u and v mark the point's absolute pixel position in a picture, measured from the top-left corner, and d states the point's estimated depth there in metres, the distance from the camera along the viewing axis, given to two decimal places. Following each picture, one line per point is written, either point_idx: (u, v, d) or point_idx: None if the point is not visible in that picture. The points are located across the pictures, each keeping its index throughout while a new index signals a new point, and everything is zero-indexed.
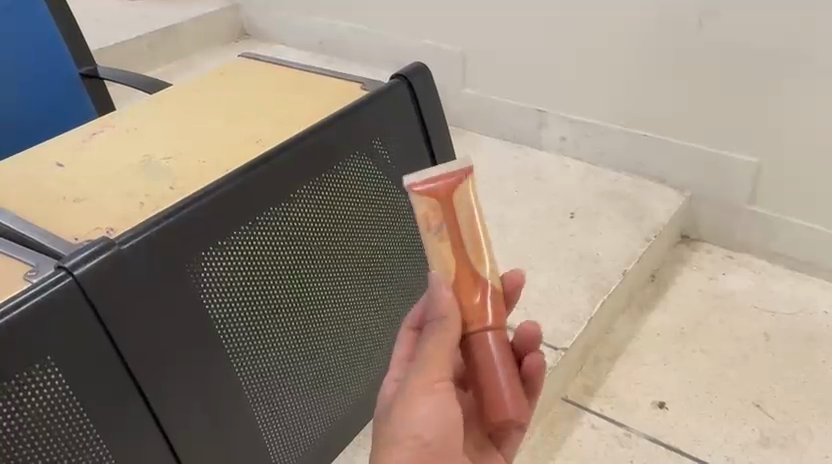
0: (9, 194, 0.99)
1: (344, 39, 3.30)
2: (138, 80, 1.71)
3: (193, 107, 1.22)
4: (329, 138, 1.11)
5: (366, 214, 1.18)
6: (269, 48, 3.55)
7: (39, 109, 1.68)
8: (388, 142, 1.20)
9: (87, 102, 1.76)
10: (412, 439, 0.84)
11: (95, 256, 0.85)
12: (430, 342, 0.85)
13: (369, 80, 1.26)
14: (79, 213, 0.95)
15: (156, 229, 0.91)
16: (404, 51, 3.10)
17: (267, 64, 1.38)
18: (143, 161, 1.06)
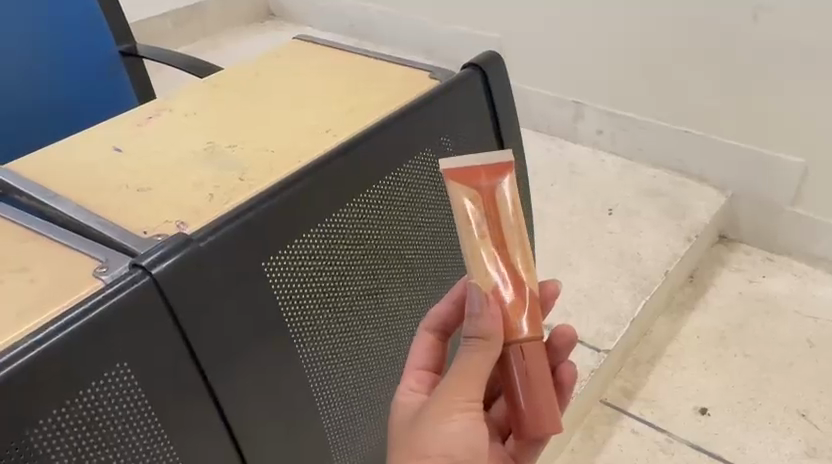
0: (69, 182, 0.93)
1: (373, 23, 3.21)
2: (181, 59, 1.63)
3: (252, 91, 1.15)
4: (406, 131, 1.05)
5: (434, 207, 1.10)
6: (295, 29, 3.46)
7: (77, 99, 1.62)
8: (462, 138, 1.13)
9: (127, 87, 1.70)
10: (441, 458, 0.76)
11: (171, 255, 0.78)
12: (465, 357, 0.74)
13: (437, 69, 1.19)
14: (146, 205, 0.88)
15: (233, 224, 0.84)
16: (437, 38, 3.01)
17: (323, 45, 1.30)
18: (206, 149, 0.99)
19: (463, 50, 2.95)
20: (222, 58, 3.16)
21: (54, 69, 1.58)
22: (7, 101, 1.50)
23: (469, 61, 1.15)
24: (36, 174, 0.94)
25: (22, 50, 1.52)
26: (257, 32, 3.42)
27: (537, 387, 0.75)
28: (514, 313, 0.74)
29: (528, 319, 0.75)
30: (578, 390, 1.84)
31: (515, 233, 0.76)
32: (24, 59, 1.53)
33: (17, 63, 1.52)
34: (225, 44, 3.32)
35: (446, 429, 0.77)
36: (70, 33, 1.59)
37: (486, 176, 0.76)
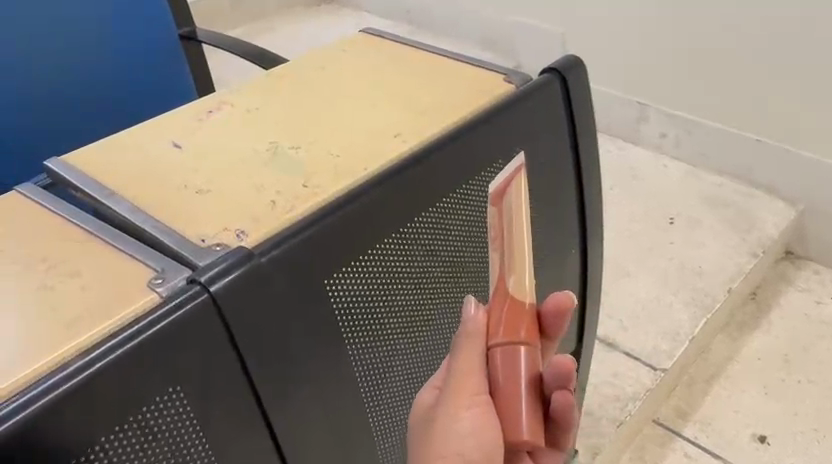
0: (126, 178, 0.89)
1: (431, 11, 3.09)
2: (239, 46, 1.57)
3: (316, 87, 1.09)
4: (482, 140, 0.98)
5: None
6: (350, 15, 3.32)
7: (137, 94, 1.53)
8: (537, 149, 1.06)
9: (189, 83, 1.60)
10: (455, 459, 0.61)
11: (231, 269, 0.73)
12: (454, 355, 0.62)
13: (513, 72, 1.10)
14: (206, 208, 0.83)
15: (297, 239, 0.78)
16: (498, 30, 2.89)
17: (390, 40, 1.23)
18: (269, 151, 0.94)
19: (524, 43, 2.83)
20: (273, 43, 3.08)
21: (114, 62, 1.49)
22: (63, 93, 1.42)
23: (549, 66, 1.07)
24: (95, 169, 0.90)
25: (82, 39, 1.44)
26: (310, 16, 3.31)
27: (523, 390, 0.60)
28: (497, 314, 0.63)
29: (509, 318, 0.62)
30: (632, 410, 1.76)
31: (505, 232, 0.64)
32: (83, 48, 1.44)
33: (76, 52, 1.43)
34: (277, 28, 3.23)
35: (457, 430, 0.61)
36: (131, 21, 1.49)
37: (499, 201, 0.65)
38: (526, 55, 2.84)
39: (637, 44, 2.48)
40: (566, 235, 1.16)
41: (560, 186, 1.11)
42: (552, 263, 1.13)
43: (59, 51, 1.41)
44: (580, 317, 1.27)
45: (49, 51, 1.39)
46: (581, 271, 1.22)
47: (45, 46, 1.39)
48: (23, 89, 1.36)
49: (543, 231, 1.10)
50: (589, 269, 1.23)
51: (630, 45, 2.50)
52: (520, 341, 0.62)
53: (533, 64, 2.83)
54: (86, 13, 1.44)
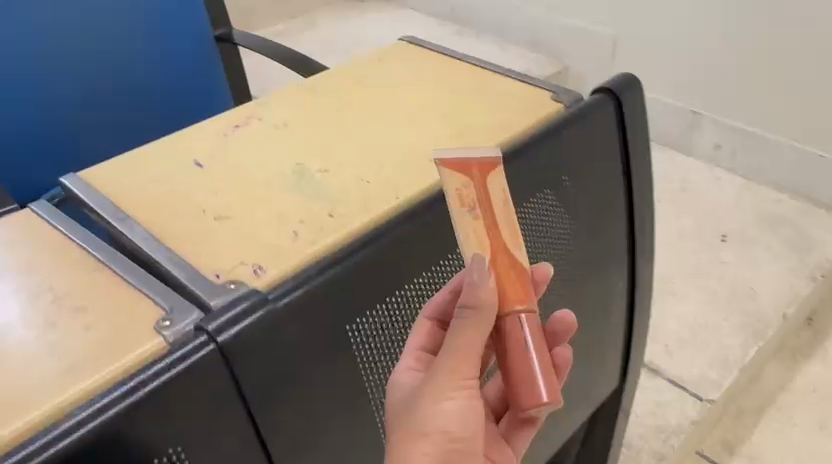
0: (142, 200, 0.84)
1: (479, 9, 2.94)
2: (276, 49, 1.52)
3: (348, 101, 1.02)
4: (526, 166, 0.89)
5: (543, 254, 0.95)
6: (393, 9, 3.15)
7: (171, 100, 1.46)
8: (584, 176, 0.97)
9: (225, 90, 1.54)
10: (439, 436, 0.59)
11: (243, 317, 0.66)
12: (458, 331, 0.58)
13: (562, 90, 1.02)
14: (224, 238, 0.77)
15: (319, 282, 0.70)
16: (549, 31, 2.75)
17: (430, 50, 1.16)
18: (295, 173, 0.88)
19: (572, 45, 2.70)
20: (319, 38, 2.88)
21: (147, 65, 1.42)
22: (93, 97, 1.36)
23: (602, 86, 0.99)
24: (111, 189, 0.85)
25: (115, 41, 1.38)
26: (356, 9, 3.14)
27: (537, 355, 0.59)
28: (506, 281, 0.59)
29: (515, 286, 0.59)
30: (676, 443, 1.66)
31: (504, 209, 0.61)
32: (116, 49, 1.38)
33: (108, 54, 1.37)
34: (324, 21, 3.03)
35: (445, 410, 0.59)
36: (164, 23, 1.43)
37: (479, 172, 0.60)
38: (577, 58, 2.71)
39: (694, 50, 2.35)
40: (614, 264, 1.07)
41: (608, 215, 1.03)
42: (597, 294, 1.05)
43: (90, 53, 1.35)
44: (624, 350, 1.18)
45: (79, 52, 1.33)
46: (627, 306, 1.13)
47: (76, 47, 1.33)
48: (52, 91, 1.30)
49: (586, 264, 1.02)
50: (637, 301, 1.14)
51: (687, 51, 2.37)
52: (526, 308, 0.60)
53: (583, 68, 2.71)
54: (117, 13, 1.37)
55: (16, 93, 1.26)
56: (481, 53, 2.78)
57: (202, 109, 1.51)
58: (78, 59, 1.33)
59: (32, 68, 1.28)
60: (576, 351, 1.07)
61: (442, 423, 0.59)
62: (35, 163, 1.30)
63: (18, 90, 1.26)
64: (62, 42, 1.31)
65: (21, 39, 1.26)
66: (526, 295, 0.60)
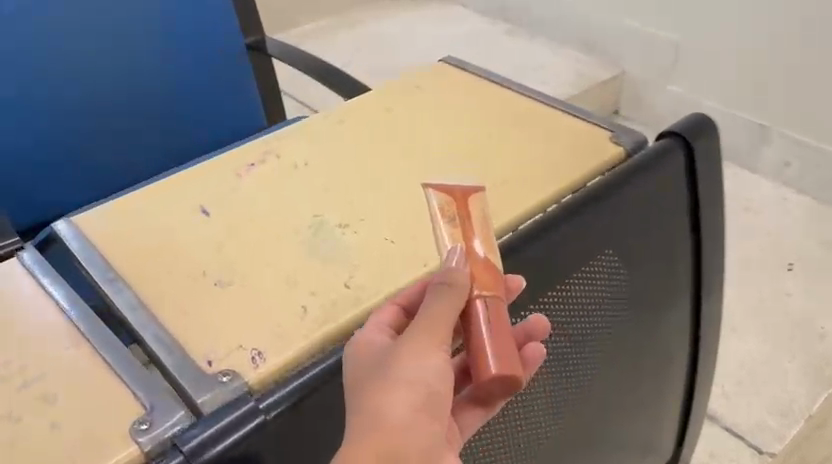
0: (136, 255, 0.73)
1: (531, 7, 2.73)
2: (306, 60, 1.40)
3: (377, 136, 0.91)
4: (560, 248, 0.75)
5: (599, 320, 0.83)
6: (441, 6, 2.95)
7: (196, 112, 1.37)
8: (634, 244, 0.83)
9: (256, 103, 1.44)
10: (421, 393, 0.45)
11: (228, 432, 0.55)
12: (431, 300, 0.49)
13: (623, 128, 0.88)
14: (222, 309, 0.67)
15: (324, 384, 0.59)
16: (604, 32, 2.53)
17: (473, 75, 1.03)
18: (310, 227, 0.77)
19: (629, 49, 2.48)
20: (361, 38, 2.72)
21: (172, 75, 1.33)
22: (111, 107, 1.27)
23: (671, 129, 0.85)
24: (105, 239, 0.76)
25: (138, 49, 1.29)
26: (401, 4, 2.95)
27: (507, 333, 0.50)
28: (477, 271, 0.52)
29: (487, 276, 0.53)
30: None
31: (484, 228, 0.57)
32: (139, 56, 1.29)
33: (131, 62, 1.28)
34: (364, 18, 2.86)
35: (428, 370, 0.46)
36: (192, 30, 1.33)
37: (459, 194, 0.59)
38: (632, 61, 2.49)
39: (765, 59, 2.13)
40: (673, 319, 0.93)
41: (675, 278, 0.90)
42: (649, 362, 0.92)
43: (111, 60, 1.26)
44: (685, 402, 1.04)
45: (98, 60, 1.25)
46: (687, 374, 1.01)
47: (95, 53, 1.25)
48: (68, 100, 1.22)
49: (648, 330, 0.90)
50: (700, 355, 1.00)
51: (756, 60, 2.15)
52: (496, 294, 0.52)
53: (638, 72, 2.48)
54: (142, 18, 1.29)
55: (28, 100, 1.19)
56: (534, 61, 2.60)
57: (232, 127, 1.43)
58: (97, 67, 1.25)
59: (48, 76, 1.20)
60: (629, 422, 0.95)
61: (412, 375, 0.46)
62: (45, 175, 1.22)
63: (30, 98, 1.19)
64: (82, 47, 1.23)
65: (37, 44, 1.19)
66: (496, 287, 0.53)
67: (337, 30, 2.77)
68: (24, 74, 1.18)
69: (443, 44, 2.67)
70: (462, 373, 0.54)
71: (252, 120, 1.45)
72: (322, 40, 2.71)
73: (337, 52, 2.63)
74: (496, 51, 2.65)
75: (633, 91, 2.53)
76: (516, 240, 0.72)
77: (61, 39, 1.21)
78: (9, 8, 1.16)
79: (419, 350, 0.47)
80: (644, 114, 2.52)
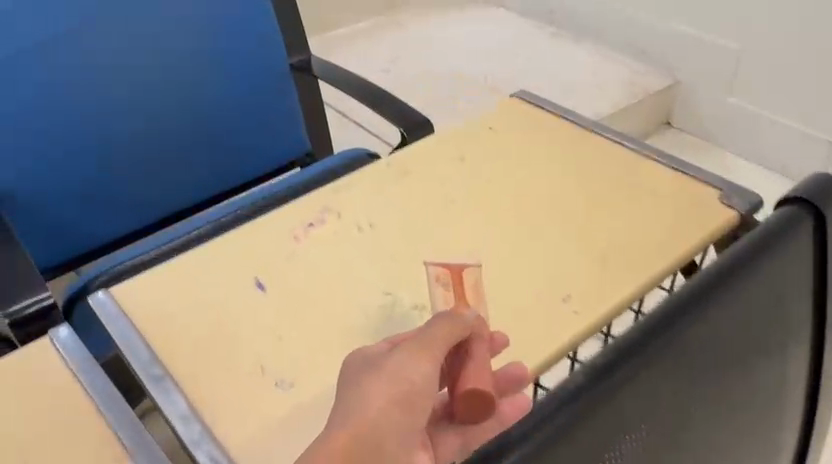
0: (182, 346, 0.64)
1: (577, 11, 2.38)
2: (351, 82, 1.27)
3: (450, 192, 0.80)
4: (709, 327, 0.48)
5: (729, 426, 0.56)
6: (480, 8, 2.62)
7: (236, 140, 1.27)
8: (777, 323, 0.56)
9: (300, 128, 1.34)
10: (400, 387, 0.48)
11: None
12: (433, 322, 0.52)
13: (732, 187, 0.77)
14: (289, 423, 0.58)
15: None
16: (658, 37, 2.18)
17: (554, 113, 0.91)
18: (382, 310, 0.66)
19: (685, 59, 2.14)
20: (392, 45, 2.43)
21: (211, 102, 1.22)
22: (147, 139, 1.17)
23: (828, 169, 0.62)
24: (148, 321, 0.66)
25: (174, 76, 1.18)
26: (436, 7, 2.62)
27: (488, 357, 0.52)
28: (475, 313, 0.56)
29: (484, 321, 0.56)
30: None
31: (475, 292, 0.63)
32: (174, 84, 1.18)
33: (167, 91, 1.18)
34: (394, 21, 2.55)
35: (408, 374, 0.48)
36: (232, 52, 1.23)
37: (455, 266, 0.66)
38: (687, 68, 2.14)
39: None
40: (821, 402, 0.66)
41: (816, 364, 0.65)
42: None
43: (146, 88, 1.16)
44: None
45: (132, 89, 1.14)
46: None
47: (129, 82, 1.14)
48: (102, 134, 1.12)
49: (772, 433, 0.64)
50: None
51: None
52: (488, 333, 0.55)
53: (693, 80, 2.14)
54: (179, 42, 1.18)
55: (59, 137, 1.08)
56: (582, 69, 2.26)
57: (273, 158, 1.33)
58: (132, 96, 1.15)
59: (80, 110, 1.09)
60: None
61: (397, 374, 0.48)
62: (78, 216, 1.12)
63: (62, 134, 1.08)
64: (115, 76, 1.13)
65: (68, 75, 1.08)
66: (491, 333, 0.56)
67: (368, 35, 2.49)
68: (56, 109, 1.07)
69: (483, 53, 2.36)
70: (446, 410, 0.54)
71: (295, 147, 1.34)
72: (350, 47, 2.41)
73: (368, 61, 2.34)
74: (541, 60, 2.31)
75: (684, 100, 2.20)
76: (627, 344, 0.44)
77: (92, 69, 1.10)
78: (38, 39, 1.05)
79: (413, 355, 0.49)
80: (695, 126, 2.19)
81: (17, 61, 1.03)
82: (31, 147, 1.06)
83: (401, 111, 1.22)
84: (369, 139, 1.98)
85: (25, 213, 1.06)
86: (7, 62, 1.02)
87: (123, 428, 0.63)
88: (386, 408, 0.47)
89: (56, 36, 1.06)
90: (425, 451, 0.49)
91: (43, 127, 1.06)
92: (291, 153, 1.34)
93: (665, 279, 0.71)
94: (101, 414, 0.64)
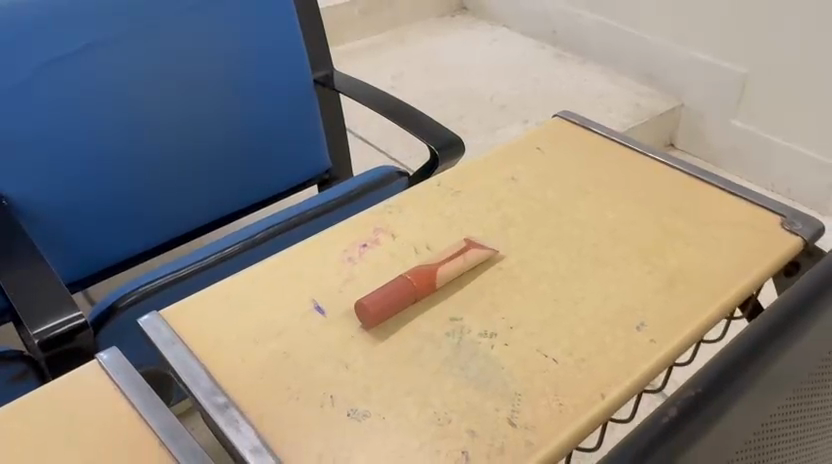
0: (244, 372, 0.60)
1: (584, 35, 2.24)
2: (372, 95, 1.23)
3: (506, 215, 0.78)
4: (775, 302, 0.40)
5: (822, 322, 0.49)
6: (487, 28, 2.51)
7: (259, 157, 1.21)
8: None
9: (323, 146, 1.28)
10: (328, 372, 0.60)
11: None
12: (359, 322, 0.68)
13: (792, 214, 0.76)
14: (368, 451, 0.54)
15: None
16: (665, 60, 2.02)
17: (603, 137, 0.90)
18: (450, 335, 0.63)
19: (690, 80, 1.97)
20: (399, 64, 2.33)
21: (235, 118, 1.16)
22: (157, 152, 1.08)
23: None
24: (204, 346, 0.63)
25: (196, 92, 1.12)
26: (443, 26, 2.54)
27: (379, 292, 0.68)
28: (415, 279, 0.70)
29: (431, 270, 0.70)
30: None
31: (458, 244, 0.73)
32: (182, 91, 1.10)
33: (175, 98, 1.09)
34: (400, 40, 2.46)
35: (328, 360, 0.61)
36: (257, 68, 1.17)
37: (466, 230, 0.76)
38: (696, 92, 1.97)
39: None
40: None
41: None
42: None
43: (167, 105, 1.09)
44: None
45: (138, 99, 1.06)
46: None
47: (150, 99, 1.07)
48: (118, 150, 1.04)
49: None
50: None
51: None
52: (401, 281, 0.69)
53: (702, 105, 1.97)
54: (203, 57, 1.11)
55: (76, 157, 1.00)
56: (590, 91, 2.12)
57: (291, 171, 1.25)
58: (148, 111, 1.07)
59: (92, 124, 1.01)
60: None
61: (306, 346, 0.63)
62: (97, 236, 1.04)
63: (80, 154, 1.01)
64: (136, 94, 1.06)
65: (86, 94, 1.01)
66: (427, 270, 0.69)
67: (374, 54, 2.38)
68: (69, 127, 0.99)
69: (491, 75, 2.26)
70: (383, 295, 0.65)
71: (318, 166, 1.29)
72: (355, 66, 2.31)
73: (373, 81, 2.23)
74: (551, 82, 2.19)
75: (693, 123, 2.02)
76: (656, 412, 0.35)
77: (112, 86, 1.03)
78: (54, 58, 0.98)
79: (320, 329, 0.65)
80: (702, 147, 2.02)
81: (31, 80, 0.96)
82: (48, 169, 0.98)
83: (426, 126, 1.17)
84: (375, 154, 1.98)
85: (38, 235, 0.98)
86: (22, 82, 0.96)
87: (175, 443, 0.57)
88: (308, 381, 0.60)
89: (72, 55, 1.00)
90: (356, 388, 0.59)
91: (59, 149, 0.99)
92: (311, 166, 1.28)
93: (735, 306, 0.68)
94: (150, 425, 0.58)
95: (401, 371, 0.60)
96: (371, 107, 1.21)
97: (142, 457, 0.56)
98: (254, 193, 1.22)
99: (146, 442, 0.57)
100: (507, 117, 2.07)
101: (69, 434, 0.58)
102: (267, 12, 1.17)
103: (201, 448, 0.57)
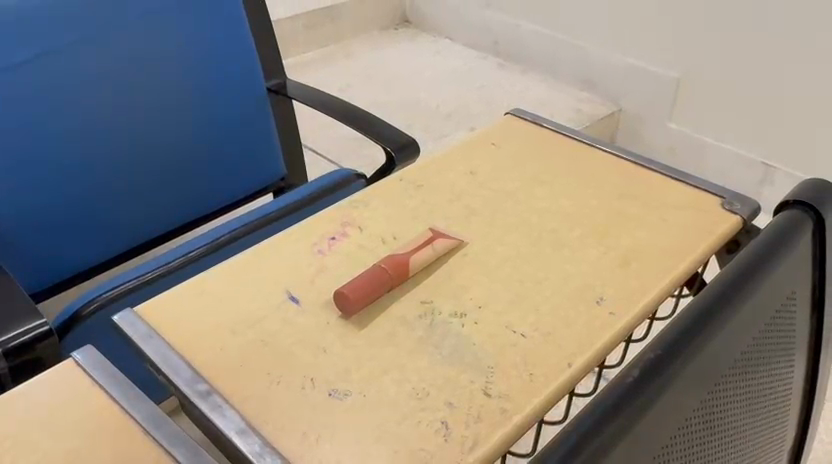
0: (224, 360, 0.62)
1: (524, 44, 2.31)
2: (326, 101, 1.24)
3: (467, 205, 0.81)
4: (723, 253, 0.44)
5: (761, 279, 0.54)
6: (428, 40, 2.56)
7: (222, 164, 1.19)
8: (775, 288, 0.59)
9: (279, 152, 1.27)
10: (305, 356, 0.62)
11: None
12: None
13: (730, 195, 0.82)
14: (352, 426, 0.56)
15: None
16: (602, 67, 2.10)
17: (553, 131, 0.95)
18: (422, 317, 0.66)
19: (628, 85, 2.06)
20: (346, 76, 2.36)
21: (200, 123, 1.15)
22: (121, 156, 1.06)
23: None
24: (182, 337, 0.64)
25: (168, 94, 1.11)
26: (387, 39, 2.58)
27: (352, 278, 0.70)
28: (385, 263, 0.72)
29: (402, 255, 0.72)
30: None
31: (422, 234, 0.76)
32: (147, 93, 1.09)
33: (139, 102, 1.08)
34: (345, 52, 2.49)
35: (305, 346, 0.63)
36: (228, 72, 1.17)
37: (429, 221, 0.79)
38: (633, 97, 2.06)
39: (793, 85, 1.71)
40: (794, 370, 0.68)
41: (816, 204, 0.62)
42: (758, 453, 0.67)
43: (137, 106, 1.08)
44: None
45: (102, 102, 1.04)
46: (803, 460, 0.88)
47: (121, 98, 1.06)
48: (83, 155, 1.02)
49: (803, 276, 0.62)
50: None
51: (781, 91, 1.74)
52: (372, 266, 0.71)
53: (639, 108, 2.06)
54: (179, 57, 1.12)
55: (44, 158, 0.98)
56: (532, 98, 2.19)
57: (253, 178, 1.24)
58: (112, 114, 1.05)
59: (57, 127, 0.99)
60: (778, 411, 0.68)
61: (282, 333, 0.65)
62: (62, 246, 1.01)
63: (51, 147, 0.99)
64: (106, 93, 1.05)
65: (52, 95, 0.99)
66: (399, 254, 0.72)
67: (323, 66, 2.41)
68: (35, 130, 0.97)
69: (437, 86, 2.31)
70: (363, 284, 0.67)
71: (276, 172, 1.28)
72: (304, 77, 2.33)
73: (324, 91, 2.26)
74: (494, 91, 2.25)
75: (632, 126, 2.10)
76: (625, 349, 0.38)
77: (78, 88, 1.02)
78: (19, 60, 0.96)
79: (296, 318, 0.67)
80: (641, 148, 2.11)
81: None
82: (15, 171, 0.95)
83: (381, 129, 1.20)
84: (326, 164, 2.00)
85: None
86: None
87: (159, 430, 0.58)
88: (286, 366, 0.61)
89: (38, 56, 0.97)
90: (335, 370, 0.61)
91: (27, 150, 0.97)
92: (271, 172, 1.27)
93: (684, 279, 0.73)
94: (130, 414, 0.59)
95: (376, 352, 0.63)
96: (326, 112, 1.22)
97: (128, 446, 0.57)
98: (216, 200, 1.20)
99: (129, 431, 0.58)
100: (454, 125, 2.12)
101: (52, 429, 0.58)
102: (234, 19, 1.17)
103: (185, 433, 0.58)
